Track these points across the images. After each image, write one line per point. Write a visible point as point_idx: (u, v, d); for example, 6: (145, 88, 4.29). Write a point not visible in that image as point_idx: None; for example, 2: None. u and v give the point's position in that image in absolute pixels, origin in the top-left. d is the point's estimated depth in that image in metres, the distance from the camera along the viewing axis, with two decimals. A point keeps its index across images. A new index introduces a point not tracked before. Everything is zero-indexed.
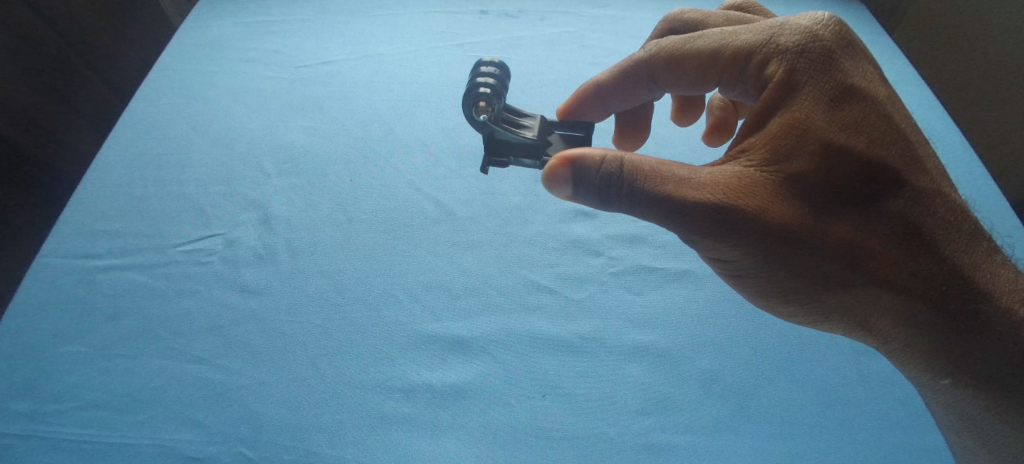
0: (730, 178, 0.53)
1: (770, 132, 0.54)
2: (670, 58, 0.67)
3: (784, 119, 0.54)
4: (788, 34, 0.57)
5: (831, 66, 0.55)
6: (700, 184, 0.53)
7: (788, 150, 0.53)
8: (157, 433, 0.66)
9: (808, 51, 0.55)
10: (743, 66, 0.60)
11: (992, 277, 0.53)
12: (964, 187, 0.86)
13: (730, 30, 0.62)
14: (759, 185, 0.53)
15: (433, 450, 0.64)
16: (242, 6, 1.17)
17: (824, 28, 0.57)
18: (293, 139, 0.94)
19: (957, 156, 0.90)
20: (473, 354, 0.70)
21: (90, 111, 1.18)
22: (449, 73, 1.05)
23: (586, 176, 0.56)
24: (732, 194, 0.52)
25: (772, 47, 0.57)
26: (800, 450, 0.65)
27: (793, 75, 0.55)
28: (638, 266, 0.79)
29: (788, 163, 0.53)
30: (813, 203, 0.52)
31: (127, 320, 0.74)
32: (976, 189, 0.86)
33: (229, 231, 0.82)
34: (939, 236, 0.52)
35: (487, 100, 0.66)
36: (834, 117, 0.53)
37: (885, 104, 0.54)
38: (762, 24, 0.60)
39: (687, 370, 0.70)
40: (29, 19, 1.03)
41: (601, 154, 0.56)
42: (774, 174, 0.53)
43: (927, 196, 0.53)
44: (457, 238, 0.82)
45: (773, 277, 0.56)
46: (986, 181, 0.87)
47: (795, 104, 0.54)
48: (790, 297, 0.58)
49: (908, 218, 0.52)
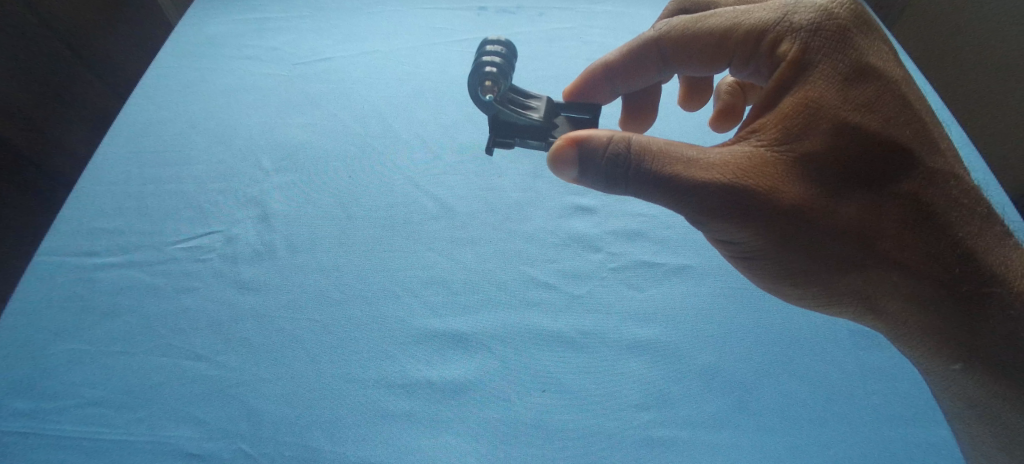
0: (740, 158, 0.53)
1: (782, 111, 0.54)
2: (680, 38, 0.67)
3: (797, 98, 0.54)
4: (802, 12, 0.57)
5: (846, 44, 0.54)
6: (710, 165, 0.52)
7: (800, 129, 0.53)
8: (157, 430, 0.65)
9: (822, 29, 0.55)
10: (755, 46, 0.61)
11: (1003, 261, 0.53)
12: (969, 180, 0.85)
13: (743, 9, 0.62)
14: (770, 165, 0.52)
15: (434, 445, 0.64)
16: (239, 4, 1.17)
17: (839, 6, 0.57)
18: (293, 136, 0.93)
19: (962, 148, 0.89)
20: (472, 349, 0.70)
21: (91, 112, 1.19)
22: (448, 70, 1.05)
23: (592, 157, 0.56)
24: (743, 174, 0.52)
25: (786, 25, 0.57)
26: (801, 443, 0.65)
27: (807, 54, 0.55)
28: (638, 261, 0.79)
29: (800, 142, 0.52)
30: (824, 184, 0.52)
31: (127, 318, 0.74)
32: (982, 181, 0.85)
33: (228, 228, 0.82)
34: (951, 218, 0.52)
35: (492, 79, 0.66)
36: (848, 96, 0.53)
37: (898, 85, 0.55)
38: (775, 3, 0.60)
39: (688, 364, 0.70)
40: (29, 20, 1.04)
41: (609, 134, 0.55)
42: (785, 155, 0.52)
43: (940, 178, 0.53)
44: (456, 234, 0.82)
45: (782, 261, 0.56)
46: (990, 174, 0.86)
47: (807, 84, 0.54)
48: (799, 281, 0.57)
49: (920, 199, 0.52)
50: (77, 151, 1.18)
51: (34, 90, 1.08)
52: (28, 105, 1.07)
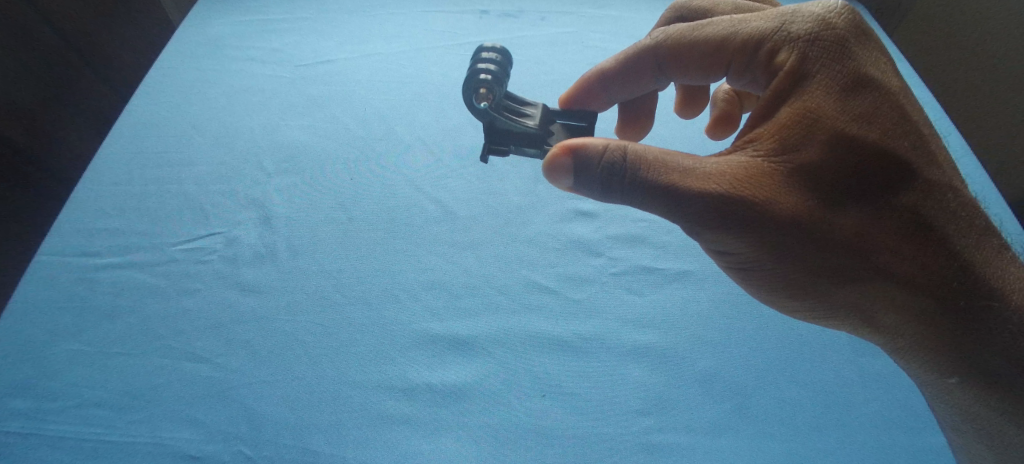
0: (736, 168, 0.53)
1: (779, 122, 0.54)
2: (677, 47, 0.68)
3: (794, 108, 0.54)
4: (800, 22, 0.57)
5: (843, 55, 0.55)
6: (706, 175, 0.52)
7: (797, 139, 0.53)
8: (157, 432, 0.65)
9: (819, 39, 0.56)
10: (753, 55, 0.61)
11: (1001, 274, 0.53)
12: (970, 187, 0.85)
13: (741, 18, 0.62)
14: (766, 175, 0.52)
15: (433, 449, 0.64)
16: (241, 6, 1.17)
17: (837, 16, 0.57)
18: (293, 138, 0.94)
19: (963, 155, 0.89)
20: (473, 353, 0.70)
21: (90, 111, 1.19)
22: (450, 73, 1.05)
23: (588, 166, 0.56)
24: (739, 185, 0.52)
25: (783, 35, 0.58)
26: (799, 449, 0.65)
27: (804, 64, 0.55)
28: (638, 266, 0.79)
29: (797, 153, 0.53)
30: (821, 195, 0.52)
31: (128, 319, 0.74)
32: (982, 188, 0.85)
33: (230, 230, 0.82)
34: (949, 230, 0.52)
35: (487, 86, 0.67)
36: (844, 106, 0.53)
37: (896, 96, 0.55)
38: (772, 13, 0.60)
39: (687, 369, 0.70)
40: (30, 18, 1.04)
41: (604, 142, 0.55)
42: (781, 165, 0.53)
43: (938, 190, 0.53)
44: (457, 238, 0.82)
45: (779, 272, 0.56)
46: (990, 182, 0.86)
47: (804, 94, 0.54)
48: (795, 291, 0.58)
49: (918, 211, 0.52)
50: (75, 149, 1.18)
51: (32, 86, 1.08)
52: (26, 101, 1.07)
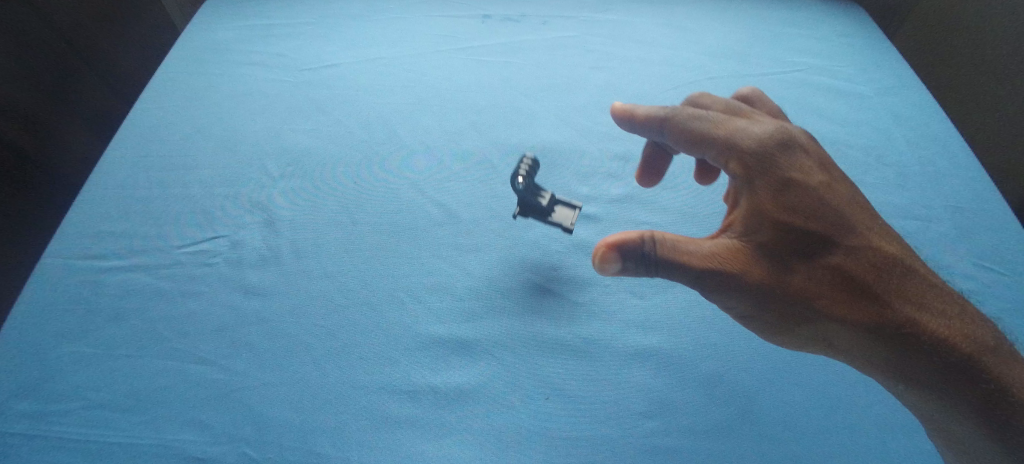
0: (728, 248, 0.68)
1: (738, 216, 0.70)
2: (686, 138, 0.77)
3: (749, 206, 0.69)
4: (754, 130, 0.72)
5: (785, 156, 0.69)
6: (708, 256, 0.67)
7: (750, 225, 0.69)
8: (162, 434, 0.65)
9: (767, 144, 0.70)
10: (737, 167, 0.71)
11: (981, 340, 0.62)
12: (945, 199, 0.90)
13: (726, 119, 0.74)
14: (743, 253, 0.68)
15: (437, 451, 0.64)
16: (245, 10, 1.18)
17: (783, 133, 0.71)
18: (297, 141, 0.94)
19: (945, 169, 0.94)
20: (477, 356, 0.71)
21: (92, 116, 1.25)
22: (452, 77, 1.06)
23: (632, 253, 0.67)
24: (728, 260, 0.67)
25: (745, 139, 0.71)
26: (804, 452, 0.65)
27: (756, 163, 0.70)
28: (641, 269, 0.80)
29: (754, 235, 0.68)
30: (784, 268, 0.67)
31: (132, 321, 0.74)
32: (956, 197, 0.90)
33: (234, 233, 0.83)
34: (917, 306, 0.64)
35: None
36: (789, 204, 0.67)
37: (830, 187, 0.70)
38: (744, 124, 0.73)
39: (689, 372, 0.70)
40: (33, 22, 1.09)
41: (640, 235, 0.67)
42: (746, 243, 0.68)
43: (886, 267, 0.66)
44: (460, 240, 0.83)
45: (772, 326, 0.69)
46: (968, 192, 0.91)
47: (758, 193, 0.69)
48: (792, 339, 0.69)
49: (870, 285, 0.65)
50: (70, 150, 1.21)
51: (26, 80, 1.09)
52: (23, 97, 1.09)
